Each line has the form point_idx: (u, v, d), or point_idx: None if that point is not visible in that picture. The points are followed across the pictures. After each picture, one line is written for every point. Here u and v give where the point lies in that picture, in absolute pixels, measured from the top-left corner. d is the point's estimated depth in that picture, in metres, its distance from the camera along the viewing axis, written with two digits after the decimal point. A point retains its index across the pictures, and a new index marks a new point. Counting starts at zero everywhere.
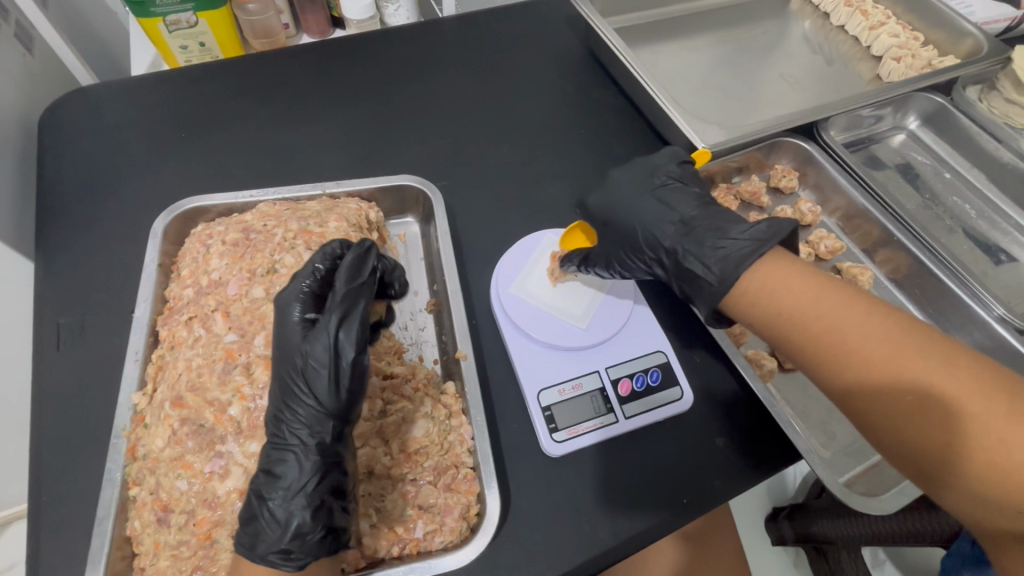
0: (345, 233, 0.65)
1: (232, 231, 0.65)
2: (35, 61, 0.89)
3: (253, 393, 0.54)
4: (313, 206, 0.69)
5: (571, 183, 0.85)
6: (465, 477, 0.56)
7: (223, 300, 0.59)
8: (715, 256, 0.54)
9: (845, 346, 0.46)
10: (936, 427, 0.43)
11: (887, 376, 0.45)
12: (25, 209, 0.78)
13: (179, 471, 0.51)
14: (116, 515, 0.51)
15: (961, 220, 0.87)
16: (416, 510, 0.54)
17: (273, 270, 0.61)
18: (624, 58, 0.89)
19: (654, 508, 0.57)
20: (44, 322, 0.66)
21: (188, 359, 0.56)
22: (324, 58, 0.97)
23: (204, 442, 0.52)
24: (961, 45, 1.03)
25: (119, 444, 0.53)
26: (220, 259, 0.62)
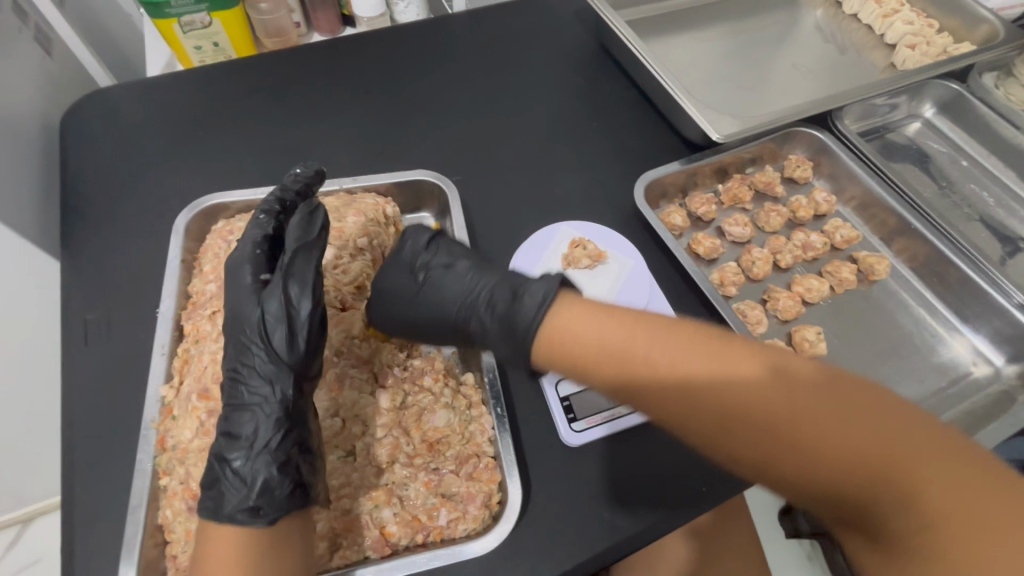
0: (363, 228, 0.67)
1: None
2: (54, 63, 0.91)
3: None
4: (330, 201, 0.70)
5: (584, 176, 0.85)
6: (486, 466, 0.56)
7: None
8: None
9: (687, 385, 0.39)
10: (796, 467, 0.35)
11: (765, 417, 0.36)
12: (49, 209, 0.80)
13: (208, 461, 0.52)
14: (148, 503, 0.52)
15: (979, 208, 0.87)
16: (439, 499, 0.55)
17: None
18: (636, 51, 0.89)
19: (674, 497, 0.58)
20: (71, 318, 0.67)
21: (213, 353, 0.57)
22: (337, 55, 0.98)
23: None
24: (976, 31, 1.02)
25: (148, 436, 0.54)
26: None
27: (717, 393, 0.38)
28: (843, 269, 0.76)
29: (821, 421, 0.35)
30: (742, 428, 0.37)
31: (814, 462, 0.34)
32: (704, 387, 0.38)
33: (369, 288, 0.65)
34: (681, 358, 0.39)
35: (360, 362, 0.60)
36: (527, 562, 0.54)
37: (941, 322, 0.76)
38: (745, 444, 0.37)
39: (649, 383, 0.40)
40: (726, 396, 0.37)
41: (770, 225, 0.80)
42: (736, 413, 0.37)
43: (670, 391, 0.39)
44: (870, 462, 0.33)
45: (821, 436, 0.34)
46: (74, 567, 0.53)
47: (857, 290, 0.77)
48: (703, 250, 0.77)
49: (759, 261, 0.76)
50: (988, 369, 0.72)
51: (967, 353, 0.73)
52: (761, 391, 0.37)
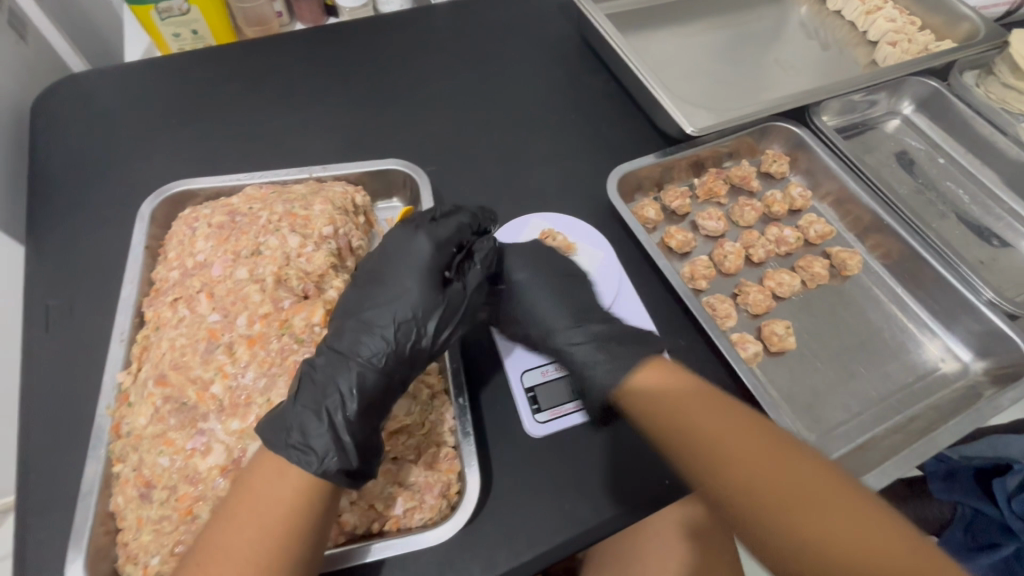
0: (330, 216, 0.65)
1: (218, 214, 0.65)
2: (27, 48, 0.90)
3: (235, 371, 0.54)
4: (299, 189, 0.70)
5: (560, 168, 0.85)
6: (445, 456, 0.56)
7: (208, 281, 0.59)
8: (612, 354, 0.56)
9: (727, 480, 0.46)
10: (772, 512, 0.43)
11: (736, 466, 0.46)
12: (17, 194, 0.79)
13: (161, 447, 0.52)
14: (99, 491, 0.52)
15: (955, 206, 0.87)
16: (397, 488, 0.53)
17: (257, 252, 0.61)
18: (615, 44, 0.89)
19: (634, 488, 0.58)
20: (33, 304, 0.67)
21: (171, 339, 0.56)
22: (316, 43, 0.97)
23: (186, 419, 0.52)
24: (957, 30, 1.02)
25: (103, 423, 0.55)
26: (206, 242, 0.62)
27: (750, 472, 0.45)
28: (815, 264, 0.75)
29: (828, 508, 0.42)
30: (764, 510, 0.43)
31: (769, 498, 0.44)
32: (732, 472, 0.45)
33: (332, 276, 0.62)
34: (748, 451, 0.46)
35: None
36: (485, 552, 0.54)
37: (913, 319, 0.75)
38: (768, 532, 0.43)
39: (700, 458, 0.47)
40: (752, 482, 0.44)
41: (744, 219, 0.80)
42: (743, 497, 0.44)
43: (725, 469, 0.46)
44: (866, 555, 0.40)
45: (848, 522, 0.42)
46: (26, 554, 0.52)
47: (828, 284, 0.76)
48: (675, 244, 0.76)
49: (731, 255, 0.75)
50: (956, 366, 0.72)
51: (937, 350, 0.73)
52: (805, 481, 0.44)
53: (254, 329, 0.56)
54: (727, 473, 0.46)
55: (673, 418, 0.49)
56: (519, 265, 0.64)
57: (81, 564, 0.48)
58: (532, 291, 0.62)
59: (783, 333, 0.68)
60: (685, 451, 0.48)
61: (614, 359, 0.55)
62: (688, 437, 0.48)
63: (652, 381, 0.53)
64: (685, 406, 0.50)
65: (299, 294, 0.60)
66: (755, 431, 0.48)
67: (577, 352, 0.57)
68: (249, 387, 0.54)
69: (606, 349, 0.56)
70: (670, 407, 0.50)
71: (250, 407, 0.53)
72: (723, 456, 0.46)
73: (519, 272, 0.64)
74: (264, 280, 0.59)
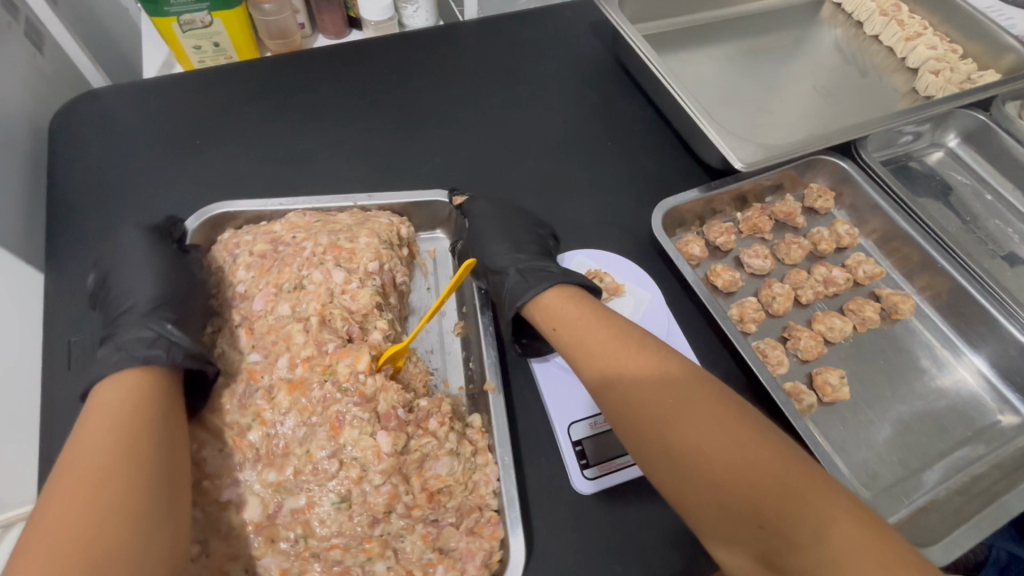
0: (375, 251, 0.63)
1: (260, 241, 0.63)
2: (45, 60, 0.86)
3: (274, 419, 0.52)
4: (344, 218, 0.67)
5: (598, 199, 0.82)
6: (488, 521, 0.53)
7: (248, 315, 0.58)
8: (545, 272, 0.60)
9: (608, 387, 0.49)
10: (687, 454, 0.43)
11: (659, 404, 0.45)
12: (35, 217, 0.76)
13: (195, 498, 0.49)
14: None
15: (1003, 245, 0.84)
16: (436, 555, 0.51)
17: (300, 286, 0.59)
18: (656, 69, 0.85)
19: (690, 553, 0.55)
20: (54, 339, 0.63)
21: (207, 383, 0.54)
22: (342, 60, 0.94)
23: (222, 468, 0.51)
24: (1001, 59, 0.99)
25: None
26: (247, 271, 0.61)
27: (647, 394, 0.46)
28: (867, 308, 0.73)
29: (708, 423, 0.43)
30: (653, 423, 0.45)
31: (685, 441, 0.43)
32: (628, 390, 0.47)
33: (376, 316, 0.59)
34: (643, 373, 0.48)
35: (364, 400, 0.52)
36: None
37: (966, 365, 0.73)
38: (653, 445, 0.45)
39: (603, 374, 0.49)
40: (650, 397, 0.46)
41: (790, 258, 0.78)
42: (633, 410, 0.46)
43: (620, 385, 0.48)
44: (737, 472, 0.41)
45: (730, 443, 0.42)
46: None
47: (878, 328, 0.74)
48: (722, 283, 0.73)
49: (779, 297, 0.73)
50: (1014, 418, 0.69)
51: (991, 398, 0.70)
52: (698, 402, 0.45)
53: (295, 372, 0.53)
54: (624, 388, 0.48)
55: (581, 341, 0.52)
56: (478, 204, 0.71)
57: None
58: (482, 223, 0.69)
59: (837, 383, 0.66)
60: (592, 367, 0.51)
61: (534, 281, 0.59)
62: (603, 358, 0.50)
63: (557, 303, 0.56)
64: (596, 334, 0.51)
65: (343, 335, 0.56)
66: (665, 360, 0.49)
67: (507, 277, 0.62)
68: (288, 436, 0.51)
69: (531, 275, 0.60)
70: (584, 333, 0.52)
71: (288, 457, 0.51)
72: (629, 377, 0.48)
73: (482, 209, 0.70)
74: (307, 317, 0.56)
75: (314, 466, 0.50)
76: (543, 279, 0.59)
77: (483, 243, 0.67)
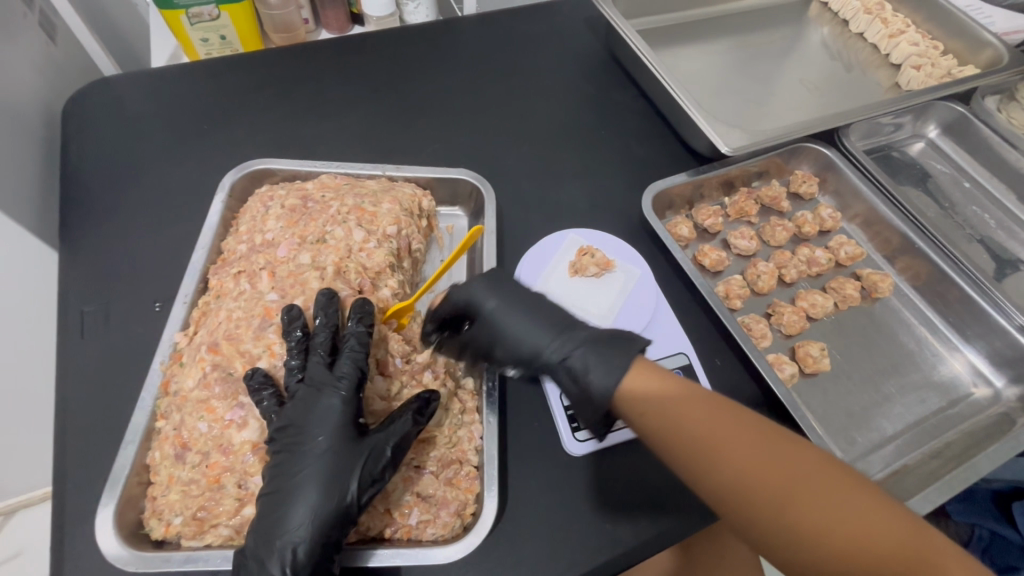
0: (396, 216, 0.66)
1: (292, 197, 0.67)
2: (58, 50, 0.89)
3: (283, 352, 0.55)
4: (371, 185, 0.71)
5: (590, 184, 0.85)
6: (467, 474, 0.55)
7: (273, 260, 0.61)
8: (600, 355, 0.50)
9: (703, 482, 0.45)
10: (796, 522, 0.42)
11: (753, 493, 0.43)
12: (48, 197, 0.78)
13: (202, 413, 0.52)
14: (140, 442, 0.52)
15: (980, 230, 0.88)
16: (414, 497, 0.53)
17: (323, 240, 0.62)
18: (648, 61, 0.88)
19: (676, 510, 0.57)
20: (68, 309, 0.66)
21: (229, 310, 0.57)
22: (344, 52, 0.97)
23: (230, 390, 0.53)
24: (980, 55, 1.04)
25: (155, 377, 0.55)
26: (276, 222, 0.64)
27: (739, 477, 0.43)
28: (848, 286, 0.77)
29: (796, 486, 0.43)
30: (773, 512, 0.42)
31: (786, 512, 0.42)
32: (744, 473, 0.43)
33: (388, 275, 0.62)
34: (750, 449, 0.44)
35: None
36: (529, 570, 0.54)
37: (942, 341, 0.76)
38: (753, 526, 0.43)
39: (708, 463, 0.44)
40: (769, 479, 0.43)
41: (775, 239, 0.81)
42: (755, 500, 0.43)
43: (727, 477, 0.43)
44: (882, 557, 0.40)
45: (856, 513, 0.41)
46: (64, 564, 0.51)
47: (859, 307, 0.77)
48: (709, 262, 0.77)
49: (764, 276, 0.76)
50: (988, 391, 0.72)
51: (966, 373, 0.74)
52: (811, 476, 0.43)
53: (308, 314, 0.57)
54: (733, 474, 0.43)
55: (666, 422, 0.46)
56: (484, 290, 0.56)
57: (111, 511, 0.49)
58: (504, 323, 0.54)
59: (818, 355, 0.69)
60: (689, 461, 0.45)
61: (606, 370, 0.49)
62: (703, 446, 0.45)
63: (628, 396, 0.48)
64: (689, 412, 0.45)
65: (355, 287, 0.59)
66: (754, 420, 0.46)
67: (573, 368, 0.51)
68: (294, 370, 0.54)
69: (598, 367, 0.49)
70: (674, 415, 0.46)
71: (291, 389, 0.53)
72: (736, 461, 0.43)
73: (494, 298, 0.55)
74: (325, 267, 0.60)
75: None
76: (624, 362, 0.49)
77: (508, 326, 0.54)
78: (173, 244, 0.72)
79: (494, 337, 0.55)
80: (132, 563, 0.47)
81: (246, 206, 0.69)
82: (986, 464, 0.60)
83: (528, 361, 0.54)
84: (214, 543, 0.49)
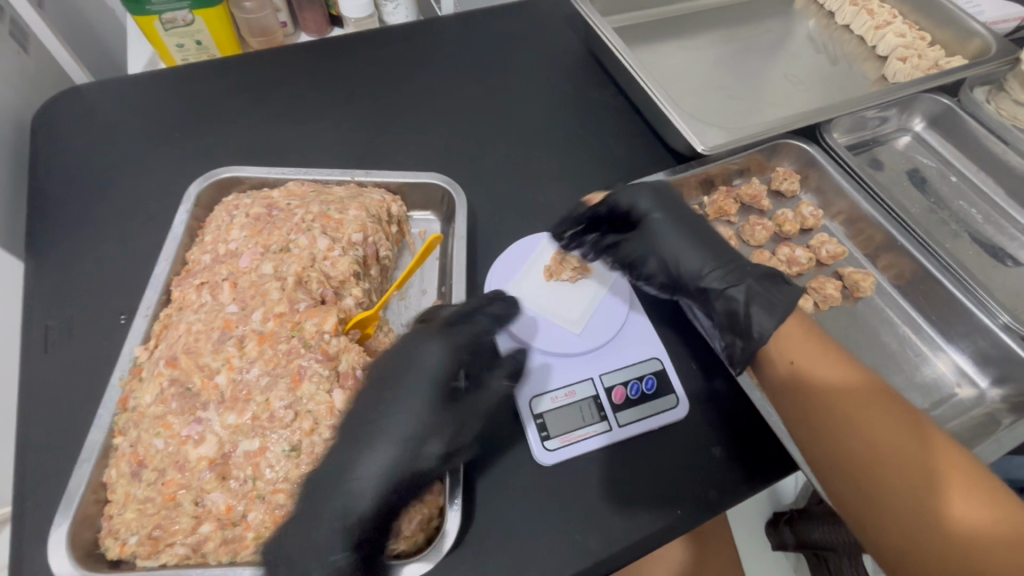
0: (362, 223, 0.65)
1: (257, 205, 0.66)
2: (30, 59, 0.89)
3: (241, 365, 0.53)
4: (338, 191, 0.70)
5: (567, 185, 0.84)
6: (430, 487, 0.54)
7: (235, 271, 0.60)
8: (758, 289, 0.61)
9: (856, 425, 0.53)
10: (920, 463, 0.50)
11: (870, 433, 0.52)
12: (16, 209, 0.78)
13: (159, 429, 0.51)
14: (96, 460, 0.52)
15: (967, 225, 0.86)
16: None
17: (286, 249, 0.61)
18: (623, 59, 0.86)
19: (647, 521, 0.56)
20: (32, 324, 0.65)
21: (189, 323, 0.57)
22: (320, 54, 0.96)
23: (186, 405, 0.52)
24: (968, 45, 1.01)
25: (113, 393, 0.55)
26: (240, 231, 0.63)
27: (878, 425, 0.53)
28: (828, 286, 0.75)
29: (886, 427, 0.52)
30: (871, 474, 0.51)
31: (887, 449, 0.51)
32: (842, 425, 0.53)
33: (353, 284, 0.61)
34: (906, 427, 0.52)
35: (325, 357, 0.54)
36: None
37: (925, 341, 0.74)
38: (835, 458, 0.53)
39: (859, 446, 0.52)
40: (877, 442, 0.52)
41: (755, 238, 0.80)
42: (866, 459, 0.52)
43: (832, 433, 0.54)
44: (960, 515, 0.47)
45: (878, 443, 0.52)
46: None
47: (840, 306, 0.76)
48: None
49: None
50: (972, 391, 0.70)
51: (950, 373, 0.72)
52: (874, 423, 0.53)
53: (267, 325, 0.55)
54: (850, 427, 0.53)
55: (821, 401, 0.55)
56: (650, 202, 0.68)
57: (66, 530, 0.48)
58: (668, 238, 0.66)
59: None
60: (789, 414, 0.58)
61: (758, 297, 0.60)
62: (806, 411, 0.56)
63: (787, 336, 0.61)
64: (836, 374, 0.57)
65: (316, 297, 0.58)
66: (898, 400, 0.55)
67: (726, 293, 0.62)
68: (251, 383, 0.53)
69: (758, 294, 0.60)
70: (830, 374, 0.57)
71: (249, 403, 0.52)
72: (862, 430, 0.53)
73: (659, 214, 0.67)
74: (287, 277, 0.59)
75: (271, 414, 0.52)
76: (789, 311, 0.59)
77: (665, 243, 0.66)
78: (141, 255, 0.72)
79: (640, 249, 0.67)
80: None
81: (213, 216, 0.68)
82: None
83: (667, 264, 0.66)
84: (169, 563, 0.48)
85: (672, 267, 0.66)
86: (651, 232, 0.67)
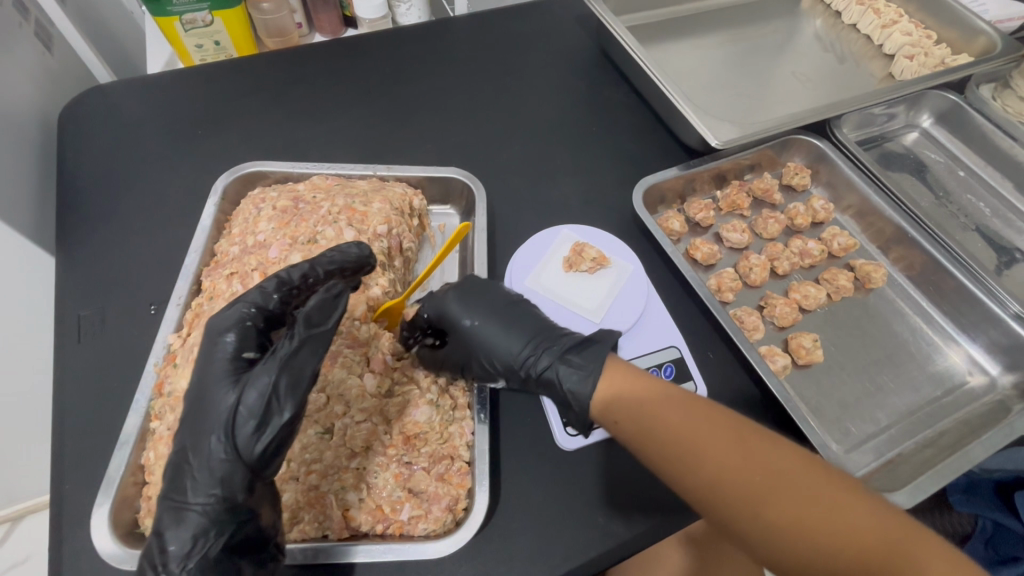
0: (386, 216, 0.67)
1: (283, 198, 0.68)
2: (55, 59, 0.90)
3: None
4: (361, 185, 0.72)
5: (582, 180, 0.85)
6: (458, 470, 0.55)
7: (264, 261, 0.61)
8: (577, 366, 0.53)
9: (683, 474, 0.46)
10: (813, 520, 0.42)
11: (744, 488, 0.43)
12: (45, 204, 0.79)
13: None
14: (134, 442, 0.53)
15: (975, 218, 0.87)
16: (405, 493, 0.53)
17: (314, 240, 0.63)
18: (636, 56, 0.88)
19: (669, 504, 0.57)
20: (65, 314, 0.67)
21: None
22: (337, 54, 0.98)
23: None
24: (974, 43, 1.03)
25: (149, 379, 0.56)
26: (268, 223, 0.65)
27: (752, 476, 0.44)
28: (841, 277, 0.77)
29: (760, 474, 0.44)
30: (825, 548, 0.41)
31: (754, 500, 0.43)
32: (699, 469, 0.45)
33: (378, 273, 0.63)
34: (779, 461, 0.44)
35: (355, 343, 0.58)
36: (522, 563, 0.54)
37: (937, 331, 0.75)
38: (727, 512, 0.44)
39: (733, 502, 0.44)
40: (731, 481, 0.44)
41: (768, 231, 0.82)
42: (712, 507, 0.44)
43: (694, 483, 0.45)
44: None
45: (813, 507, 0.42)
46: (61, 562, 0.52)
47: (852, 297, 0.78)
48: (701, 256, 0.77)
49: (756, 268, 0.77)
50: (984, 379, 0.72)
51: (962, 363, 0.73)
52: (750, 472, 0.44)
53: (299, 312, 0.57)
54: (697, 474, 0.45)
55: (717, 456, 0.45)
56: (457, 309, 0.60)
57: (108, 510, 0.50)
58: (484, 335, 0.58)
59: (811, 346, 0.69)
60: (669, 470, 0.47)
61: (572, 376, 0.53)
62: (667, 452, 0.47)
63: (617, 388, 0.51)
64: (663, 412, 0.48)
65: None
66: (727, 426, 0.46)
67: (557, 374, 0.54)
68: None
69: (570, 373, 0.53)
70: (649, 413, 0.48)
71: None
72: (717, 475, 0.44)
73: (467, 314, 0.59)
74: None
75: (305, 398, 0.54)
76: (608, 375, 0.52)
77: (481, 341, 0.58)
78: (168, 248, 0.73)
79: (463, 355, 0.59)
80: (128, 562, 0.48)
81: (240, 210, 0.70)
82: (978, 451, 0.60)
83: (493, 364, 0.58)
84: None
85: (493, 365, 0.58)
86: (465, 338, 0.59)
